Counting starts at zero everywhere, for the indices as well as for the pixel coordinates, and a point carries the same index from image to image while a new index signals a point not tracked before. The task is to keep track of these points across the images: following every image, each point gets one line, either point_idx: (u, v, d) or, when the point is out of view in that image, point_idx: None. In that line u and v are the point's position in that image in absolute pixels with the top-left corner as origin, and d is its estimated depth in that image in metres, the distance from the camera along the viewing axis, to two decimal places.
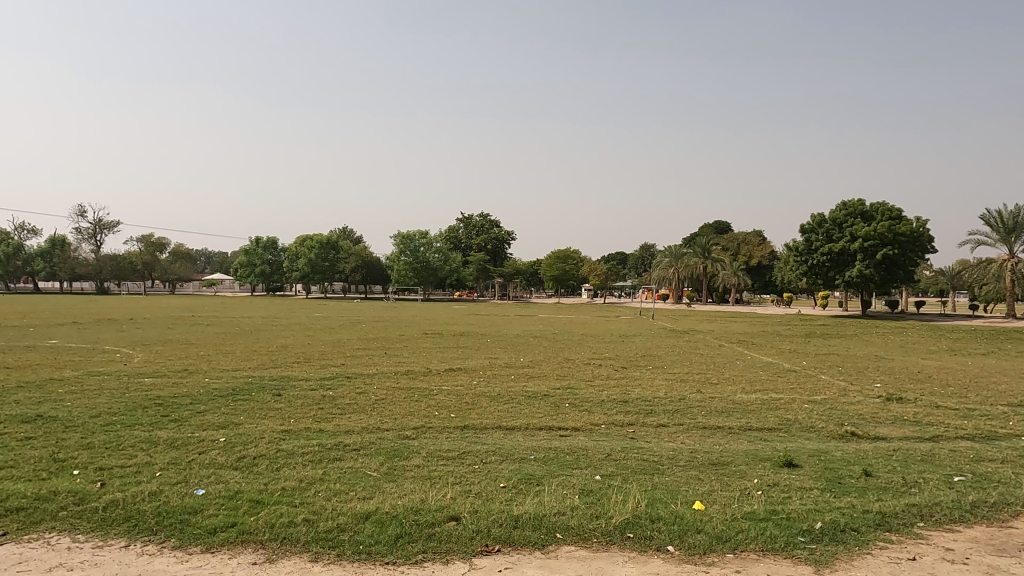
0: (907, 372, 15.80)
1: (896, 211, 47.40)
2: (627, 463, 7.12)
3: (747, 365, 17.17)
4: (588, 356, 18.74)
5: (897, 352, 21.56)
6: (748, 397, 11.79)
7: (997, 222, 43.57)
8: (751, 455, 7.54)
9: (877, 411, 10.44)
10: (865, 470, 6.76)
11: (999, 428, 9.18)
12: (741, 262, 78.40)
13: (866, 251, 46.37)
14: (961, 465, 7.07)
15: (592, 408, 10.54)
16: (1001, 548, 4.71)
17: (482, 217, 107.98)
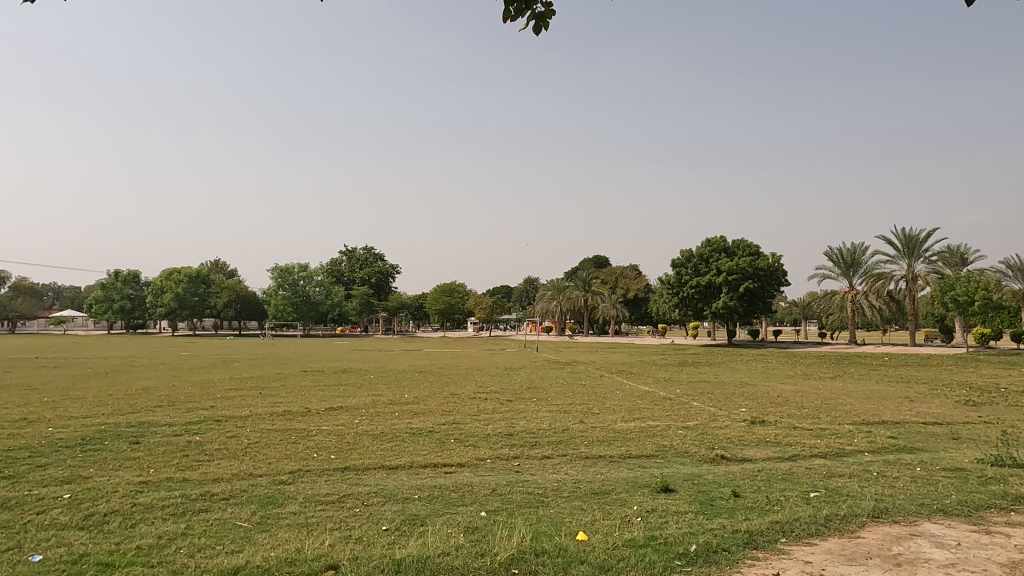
0: (768, 397, 16.99)
1: (754, 247, 51.66)
2: (512, 497, 7.10)
3: (626, 394, 17.82)
4: (473, 390, 18.58)
5: (759, 377, 23.20)
6: (627, 425, 12.22)
7: (838, 258, 48.52)
8: (631, 482, 7.77)
9: (743, 434, 11.16)
10: (733, 491, 7.15)
11: (847, 445, 10.11)
12: (619, 295, 81.84)
13: (730, 284, 50.02)
14: (815, 482, 7.67)
15: (477, 443, 10.47)
16: (851, 558, 5.11)
17: (365, 250, 106.41)
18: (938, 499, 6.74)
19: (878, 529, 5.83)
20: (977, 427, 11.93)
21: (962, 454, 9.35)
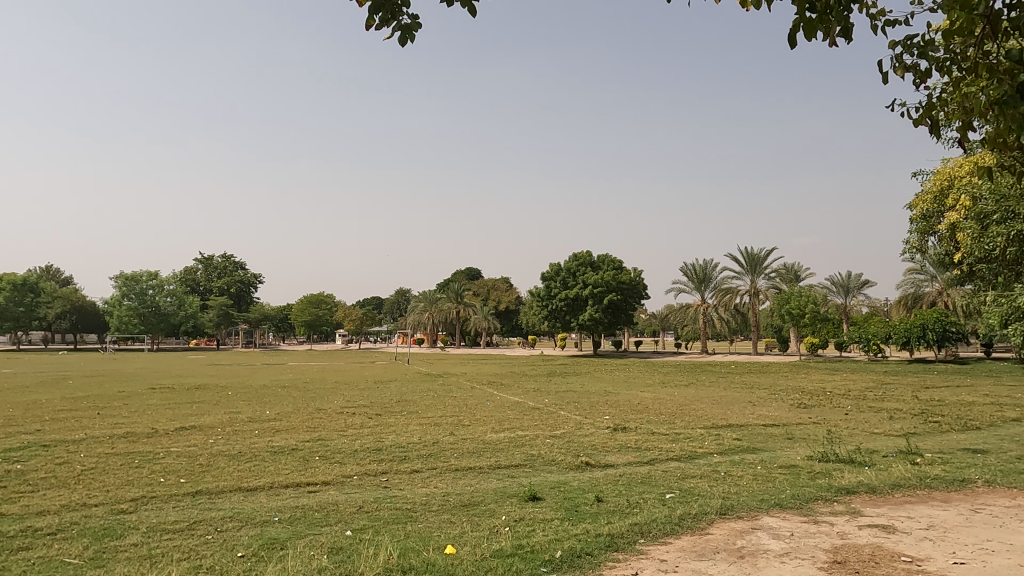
0: (630, 405, 17.86)
1: (618, 262, 54.41)
2: (380, 514, 6.92)
3: (496, 405, 18.00)
4: (340, 405, 17.96)
5: (621, 386, 24.34)
6: (497, 436, 12.34)
7: (692, 273, 52.18)
8: (500, 493, 7.85)
9: (606, 441, 11.65)
10: (597, 496, 7.43)
11: (698, 448, 10.87)
12: (491, 307, 82.85)
13: (596, 297, 52.25)
14: (671, 484, 8.17)
15: (344, 460, 10.12)
16: (701, 553, 5.48)
17: (224, 257, 100.11)
18: (775, 495, 7.41)
19: (724, 525, 6.30)
20: (808, 428, 13.25)
21: (796, 453, 10.34)
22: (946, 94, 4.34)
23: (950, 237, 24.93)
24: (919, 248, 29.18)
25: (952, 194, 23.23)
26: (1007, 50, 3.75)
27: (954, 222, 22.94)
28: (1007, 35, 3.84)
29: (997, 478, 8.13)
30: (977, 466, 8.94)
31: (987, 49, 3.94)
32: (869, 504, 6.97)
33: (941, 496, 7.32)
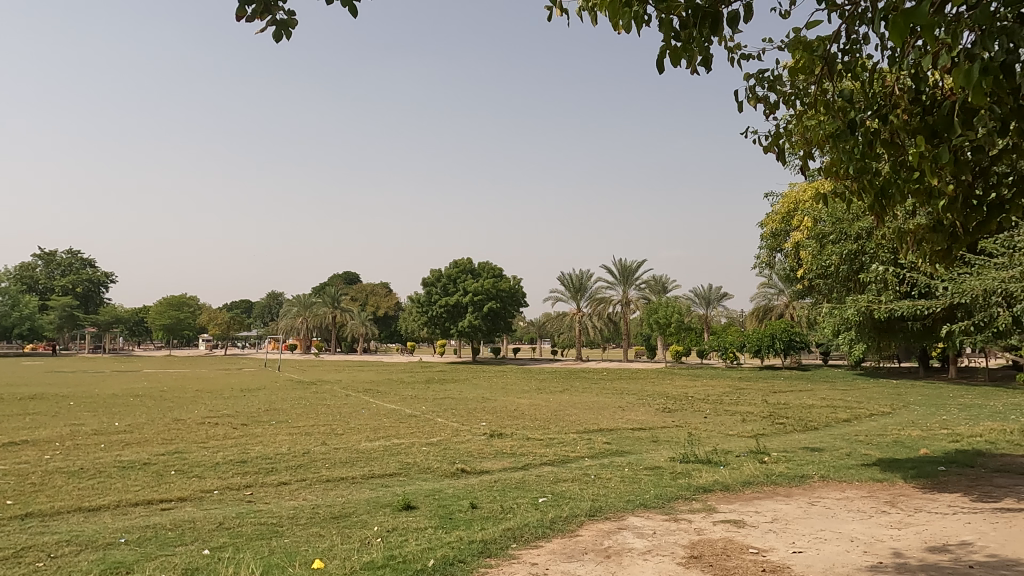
0: (506, 411, 18.10)
1: (498, 270, 55.13)
2: (242, 531, 6.53)
3: (372, 413, 17.58)
4: (201, 415, 16.78)
5: (499, 393, 24.60)
6: (371, 444, 12.05)
7: (568, 282, 53.86)
8: (373, 503, 7.66)
9: (482, 447, 11.71)
10: (471, 503, 7.45)
11: (571, 452, 11.21)
12: (369, 313, 81.05)
13: (475, 304, 52.64)
14: (544, 488, 8.36)
15: (204, 473, 9.47)
16: (570, 555, 5.64)
17: (69, 253, 90.80)
18: (640, 495, 7.79)
19: (593, 526, 6.52)
20: (671, 431, 14.06)
21: (660, 454, 10.94)
22: (790, 124, 4.74)
23: (795, 254, 27.49)
24: (768, 263, 31.93)
25: (797, 216, 25.62)
26: (839, 88, 4.17)
27: (798, 241, 25.31)
28: (840, 75, 4.28)
29: (831, 473, 9.04)
30: (815, 463, 9.90)
31: (823, 87, 4.37)
32: (723, 501, 7.51)
33: (785, 491, 8.03)
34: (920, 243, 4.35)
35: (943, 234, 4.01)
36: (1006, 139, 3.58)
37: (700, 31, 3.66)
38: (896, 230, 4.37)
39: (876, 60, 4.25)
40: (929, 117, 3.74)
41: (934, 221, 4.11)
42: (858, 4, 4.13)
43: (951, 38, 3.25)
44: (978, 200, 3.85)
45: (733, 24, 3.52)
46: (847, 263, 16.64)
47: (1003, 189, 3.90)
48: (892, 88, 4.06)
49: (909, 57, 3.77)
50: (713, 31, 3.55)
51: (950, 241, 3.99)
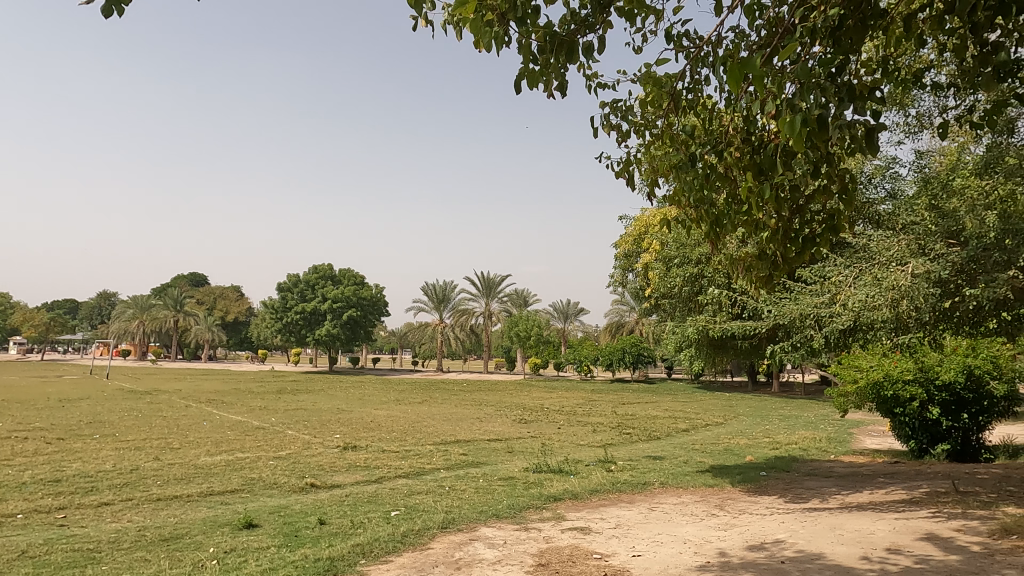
0: (362, 423, 17.59)
1: (359, 277, 53.76)
2: (51, 559, 5.80)
3: (214, 425, 16.38)
4: (7, 428, 14.72)
5: (355, 404, 23.91)
6: (211, 459, 11.22)
7: (432, 292, 53.64)
8: (210, 522, 7.11)
9: (334, 460, 11.30)
10: (320, 519, 7.14)
11: (427, 464, 11.10)
12: (216, 318, 75.74)
13: (334, 312, 50.98)
14: (396, 501, 8.21)
15: (5, 496, 8.30)
16: (419, 569, 5.56)
17: None
18: (493, 506, 7.88)
19: (444, 538, 6.50)
20: (526, 441, 14.38)
21: (514, 465, 11.14)
22: (640, 152, 5.02)
23: (644, 274, 29.28)
24: (621, 282, 33.74)
25: (646, 238, 27.34)
26: (682, 123, 4.49)
27: (647, 262, 27.01)
28: (684, 110, 4.61)
29: (669, 480, 9.68)
30: (656, 470, 10.57)
31: (669, 122, 4.69)
32: (572, 509, 7.80)
33: (627, 497, 8.49)
34: (746, 269, 4.78)
35: (765, 262, 4.45)
36: (817, 181, 4.05)
37: (556, 58, 3.78)
38: (727, 257, 4.77)
39: (714, 101, 4.65)
40: (756, 157, 4.13)
41: (760, 250, 4.53)
42: (701, 48, 4.50)
43: (776, 88, 3.64)
44: (795, 233, 4.31)
45: (589, 53, 3.68)
46: (689, 284, 17.99)
47: (816, 225, 4.39)
48: (727, 128, 4.44)
49: (742, 102, 4.15)
50: (568, 58, 3.69)
51: (772, 269, 4.42)
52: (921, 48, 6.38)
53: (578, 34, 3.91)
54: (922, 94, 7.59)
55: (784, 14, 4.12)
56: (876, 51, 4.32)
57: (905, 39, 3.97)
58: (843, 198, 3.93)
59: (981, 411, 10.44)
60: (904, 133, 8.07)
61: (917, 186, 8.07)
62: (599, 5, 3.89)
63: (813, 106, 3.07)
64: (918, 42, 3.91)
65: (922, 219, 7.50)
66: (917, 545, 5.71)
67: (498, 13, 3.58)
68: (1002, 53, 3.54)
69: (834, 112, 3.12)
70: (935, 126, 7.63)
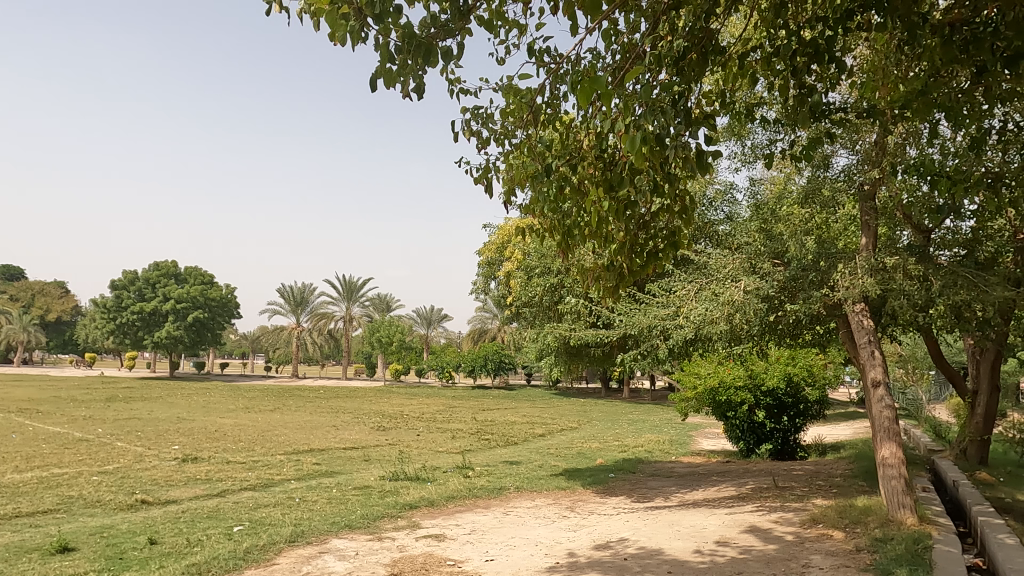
0: (205, 432, 16.38)
1: (207, 277, 50.17)
2: None
3: (25, 438, 14.48)
4: None
5: (198, 412, 22.19)
6: (20, 476, 9.90)
7: (289, 294, 51.17)
8: (14, 549, 6.26)
9: (171, 474, 10.41)
10: (150, 538, 6.54)
11: (276, 475, 10.55)
12: (34, 317, 67.31)
13: (177, 313, 47.16)
14: (240, 515, 7.70)
15: None
16: None
17: None
18: (346, 516, 7.63)
19: (291, 553, 6.20)
20: (383, 449, 14.10)
21: (370, 473, 10.89)
22: (498, 161, 5.03)
23: (506, 282, 29.89)
24: (484, 290, 34.20)
25: (508, 248, 27.88)
26: (539, 135, 4.61)
27: (509, 272, 27.59)
28: (543, 124, 4.74)
29: (524, 484, 9.92)
30: (512, 475, 10.78)
31: (528, 133, 4.78)
32: (427, 517, 7.74)
33: (484, 503, 8.59)
34: (595, 280, 4.99)
35: (612, 272, 4.67)
36: (660, 199, 4.33)
37: (413, 59, 3.73)
38: (578, 268, 4.96)
39: (572, 117, 4.82)
40: (608, 173, 4.34)
41: (608, 262, 4.76)
42: (559, 65, 4.67)
43: (627, 107, 3.84)
44: (641, 247, 4.59)
45: (445, 57, 3.68)
46: (548, 294, 18.59)
47: (658, 242, 4.68)
48: (581, 144, 4.61)
49: (595, 119, 4.35)
50: (425, 60, 3.66)
51: (618, 280, 4.65)
52: (755, 88, 7.02)
53: (437, 38, 3.88)
54: (755, 127, 8.37)
55: (637, 41, 4.37)
56: (715, 85, 4.73)
57: (741, 75, 4.37)
58: (683, 216, 4.23)
59: (798, 414, 11.70)
60: (740, 162, 8.84)
61: (751, 209, 8.85)
62: (459, 13, 3.90)
63: (656, 126, 3.28)
64: (750, 79, 4.33)
65: (754, 239, 8.25)
66: (742, 536, 6.27)
67: (355, 8, 3.48)
68: (816, 96, 3.99)
69: (674, 134, 3.36)
70: (766, 156, 8.44)
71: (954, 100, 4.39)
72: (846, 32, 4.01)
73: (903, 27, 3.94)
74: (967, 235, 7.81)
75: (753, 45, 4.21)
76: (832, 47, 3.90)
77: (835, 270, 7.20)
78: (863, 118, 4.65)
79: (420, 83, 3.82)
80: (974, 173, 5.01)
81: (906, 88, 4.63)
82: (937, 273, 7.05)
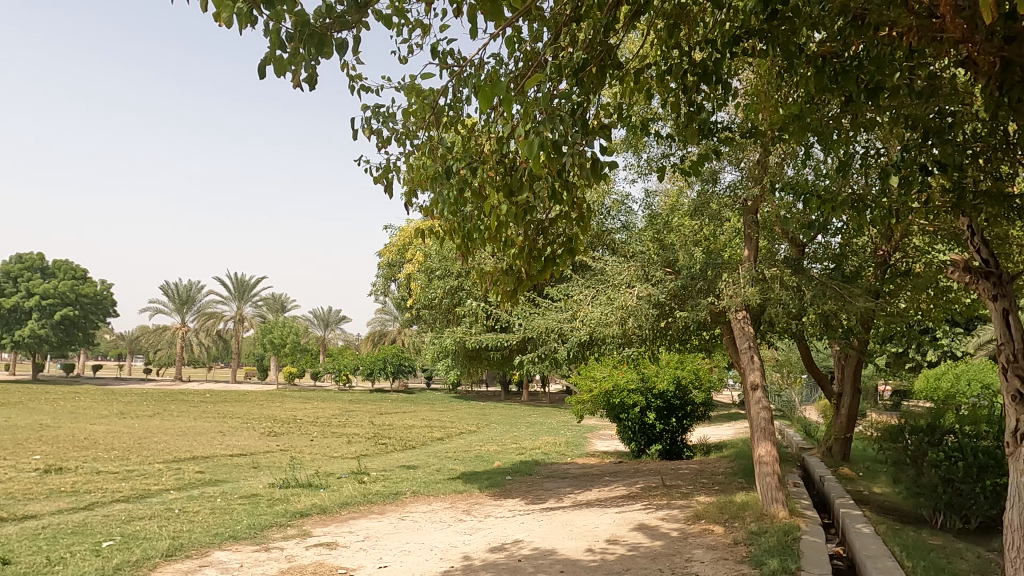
0: (72, 440, 15.04)
1: (80, 271, 46.26)
2: None
3: None
4: None
5: (64, 418, 20.37)
6: None
7: (173, 292, 48.01)
8: None
9: (31, 486, 9.48)
10: (2, 559, 5.92)
11: (153, 485, 9.85)
12: None
13: (43, 310, 43.14)
14: (110, 530, 7.13)
15: None
16: None
17: None
18: (230, 527, 7.25)
19: (168, 568, 5.81)
20: (273, 455, 13.52)
21: (259, 481, 10.40)
22: (399, 161, 4.94)
23: (407, 284, 29.54)
24: (384, 291, 33.62)
25: (410, 250, 27.48)
26: (441, 136, 4.59)
27: (410, 273, 27.23)
28: (445, 125, 4.72)
29: (421, 488, 9.82)
30: (408, 480, 10.63)
31: (429, 134, 4.75)
32: (319, 525, 7.49)
33: (379, 509, 8.42)
34: (494, 284, 5.02)
35: (511, 276, 4.73)
36: (560, 206, 4.43)
37: (306, 48, 3.60)
38: (477, 271, 4.98)
39: (474, 121, 4.84)
40: (508, 178, 4.40)
41: (507, 265, 4.82)
42: (463, 68, 4.67)
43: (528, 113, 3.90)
44: (539, 253, 4.67)
45: (341, 50, 3.57)
46: (449, 296, 18.55)
47: (557, 248, 4.78)
48: (483, 148, 4.63)
49: (496, 123, 4.38)
50: (318, 51, 3.54)
51: (517, 284, 4.72)
52: (651, 104, 7.31)
53: (332, 29, 3.77)
54: (651, 141, 8.74)
55: (539, 49, 4.45)
56: (613, 98, 4.88)
57: (638, 91, 4.56)
58: (580, 224, 4.34)
59: (685, 415, 12.29)
60: (636, 174, 9.18)
61: (645, 220, 9.22)
62: (356, 5, 3.82)
63: (555, 133, 3.33)
64: (646, 95, 4.52)
65: (648, 248, 8.60)
66: (631, 534, 6.51)
67: None
68: (704, 113, 4.22)
69: (572, 142, 3.47)
70: (660, 169, 8.82)
71: (825, 125, 4.77)
72: (731, 56, 4.26)
73: (782, 55, 4.26)
74: (835, 250, 8.51)
75: (649, 62, 4.40)
76: (719, 69, 4.14)
77: (721, 279, 7.63)
78: (746, 137, 4.96)
79: (312, 73, 3.68)
80: (840, 194, 5.47)
81: (784, 112, 4.98)
82: (809, 285, 7.63)
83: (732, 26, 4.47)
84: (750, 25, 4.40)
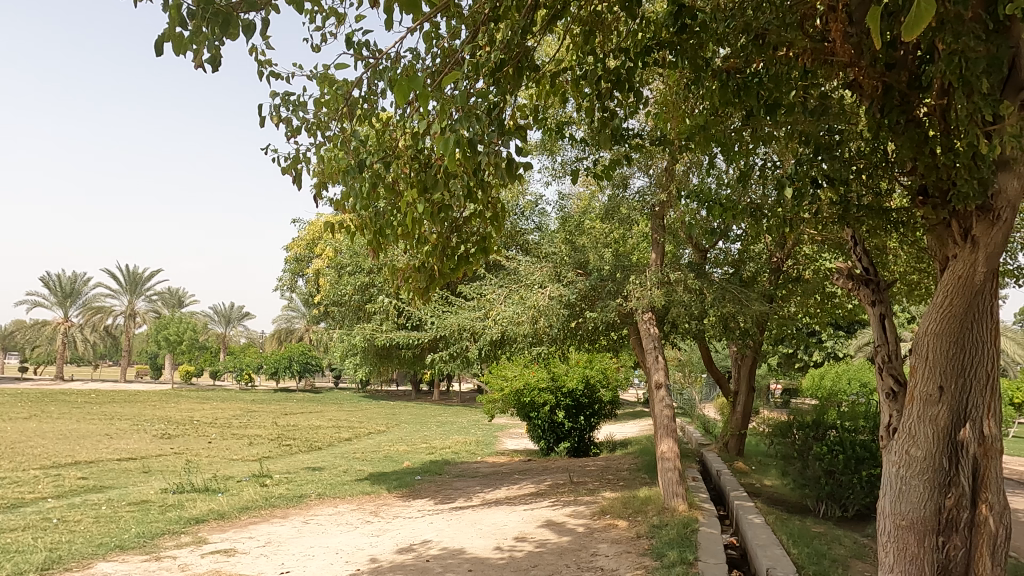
0: None
1: None
2: None
3: None
4: None
5: None
6: None
7: (55, 284, 44.24)
8: None
9: None
10: None
11: (27, 493, 9.05)
12: None
13: None
14: None
15: None
16: None
17: None
18: (117, 536, 6.78)
19: None
20: (166, 459, 12.75)
21: (150, 486, 9.78)
22: (309, 152, 4.77)
23: (315, 280, 28.66)
24: (290, 287, 32.48)
25: (318, 245, 26.65)
26: (354, 128, 4.48)
27: (319, 269, 26.45)
28: (359, 118, 4.61)
29: (326, 491, 9.55)
30: (314, 482, 10.33)
31: (342, 126, 4.63)
32: (215, 531, 7.14)
33: (281, 512, 8.12)
34: (406, 281, 4.95)
35: (424, 274, 4.69)
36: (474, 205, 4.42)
37: (209, 28, 3.42)
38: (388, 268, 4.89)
39: (389, 116, 4.75)
40: (422, 174, 4.35)
41: (419, 263, 4.78)
42: (378, 60, 4.58)
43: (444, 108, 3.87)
44: (452, 251, 4.65)
45: (247, 31, 3.40)
46: (359, 293, 18.13)
47: (470, 246, 4.76)
48: (397, 143, 4.55)
49: (412, 119, 4.32)
50: (224, 30, 3.37)
51: (429, 281, 4.67)
52: (566, 107, 7.45)
53: (239, 10, 3.59)
54: (565, 144, 8.91)
55: (457, 47, 4.44)
56: (529, 100, 4.93)
57: (554, 93, 4.63)
58: (494, 223, 4.35)
59: (593, 413, 12.59)
60: (551, 176, 9.32)
61: (558, 221, 9.37)
62: None
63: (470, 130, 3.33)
64: (561, 98, 4.60)
65: (560, 249, 8.76)
66: (539, 531, 6.60)
67: None
68: (616, 120, 4.33)
69: (487, 141, 3.48)
70: (573, 171, 8.99)
71: (728, 137, 5.02)
72: (643, 65, 4.40)
73: (690, 67, 4.44)
74: (734, 256, 8.99)
75: (565, 66, 4.48)
76: (632, 78, 4.27)
77: (629, 281, 7.87)
78: (655, 145, 5.14)
79: (216, 53, 3.49)
80: (740, 203, 5.77)
81: (692, 122, 5.19)
82: (710, 288, 7.99)
83: (645, 36, 4.62)
84: (661, 37, 4.55)
